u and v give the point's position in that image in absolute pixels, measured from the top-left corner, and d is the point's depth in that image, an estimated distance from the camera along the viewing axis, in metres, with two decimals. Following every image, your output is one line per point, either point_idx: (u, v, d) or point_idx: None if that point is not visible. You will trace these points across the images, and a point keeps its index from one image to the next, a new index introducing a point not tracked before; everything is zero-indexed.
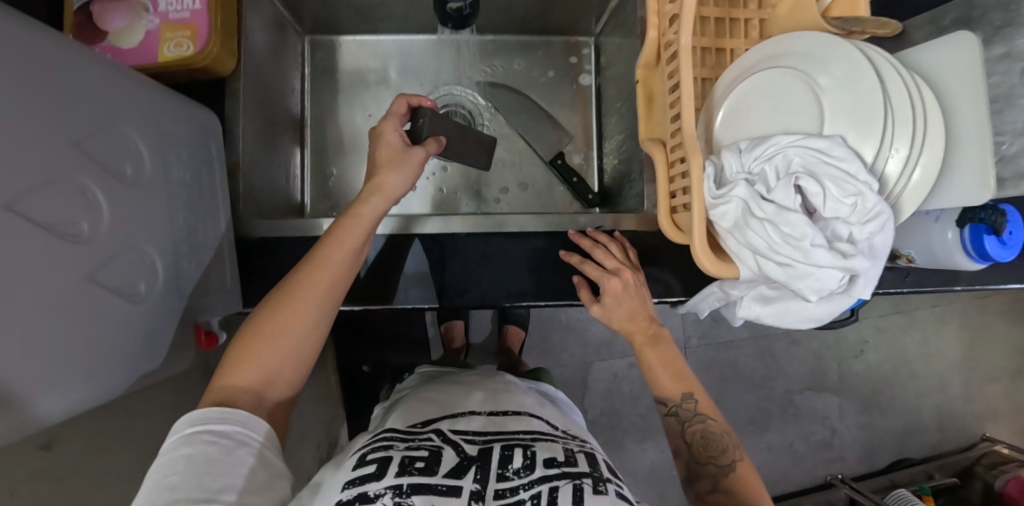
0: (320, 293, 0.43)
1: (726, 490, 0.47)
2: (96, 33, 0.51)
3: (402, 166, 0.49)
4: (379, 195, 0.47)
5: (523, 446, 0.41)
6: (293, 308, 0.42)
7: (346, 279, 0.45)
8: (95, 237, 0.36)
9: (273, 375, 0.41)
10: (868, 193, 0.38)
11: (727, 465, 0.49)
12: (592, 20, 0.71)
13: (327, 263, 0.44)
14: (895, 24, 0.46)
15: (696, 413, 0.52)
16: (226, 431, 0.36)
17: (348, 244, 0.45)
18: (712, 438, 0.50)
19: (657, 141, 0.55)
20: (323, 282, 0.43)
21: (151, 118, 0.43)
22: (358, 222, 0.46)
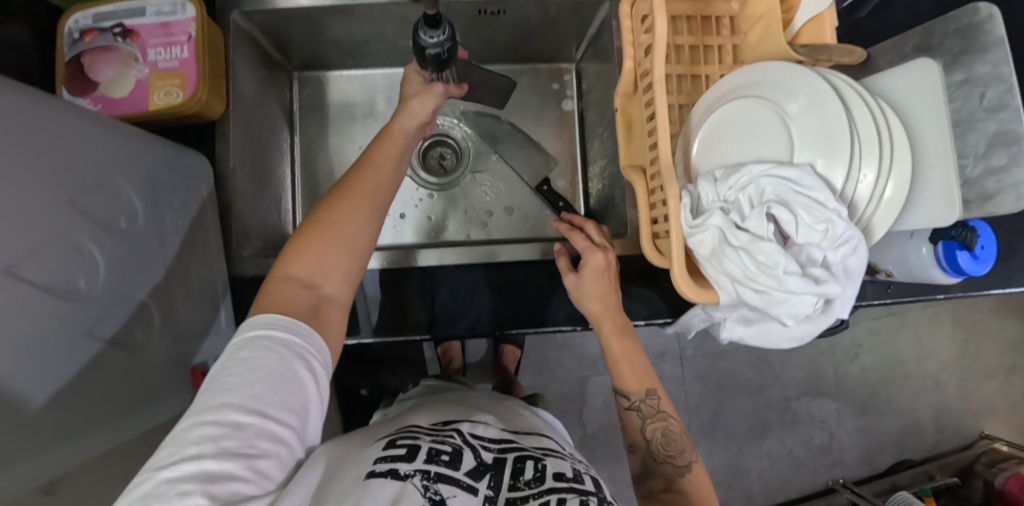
0: (372, 190, 0.43)
1: (678, 489, 0.47)
2: (87, 83, 0.53)
3: (426, 94, 0.51)
4: (408, 113, 0.49)
5: (534, 458, 0.41)
6: (345, 200, 0.41)
7: (394, 181, 0.45)
8: (92, 293, 0.36)
9: (329, 270, 0.40)
10: (837, 220, 0.40)
11: (683, 465, 0.49)
12: (572, 47, 0.72)
13: (374, 164, 0.44)
14: (859, 52, 0.48)
15: (657, 410, 0.52)
16: (281, 336, 0.35)
17: (391, 151, 0.46)
18: (672, 437, 0.50)
19: (638, 167, 0.57)
20: (372, 178, 0.43)
21: (144, 169, 0.44)
22: (394, 135, 0.48)
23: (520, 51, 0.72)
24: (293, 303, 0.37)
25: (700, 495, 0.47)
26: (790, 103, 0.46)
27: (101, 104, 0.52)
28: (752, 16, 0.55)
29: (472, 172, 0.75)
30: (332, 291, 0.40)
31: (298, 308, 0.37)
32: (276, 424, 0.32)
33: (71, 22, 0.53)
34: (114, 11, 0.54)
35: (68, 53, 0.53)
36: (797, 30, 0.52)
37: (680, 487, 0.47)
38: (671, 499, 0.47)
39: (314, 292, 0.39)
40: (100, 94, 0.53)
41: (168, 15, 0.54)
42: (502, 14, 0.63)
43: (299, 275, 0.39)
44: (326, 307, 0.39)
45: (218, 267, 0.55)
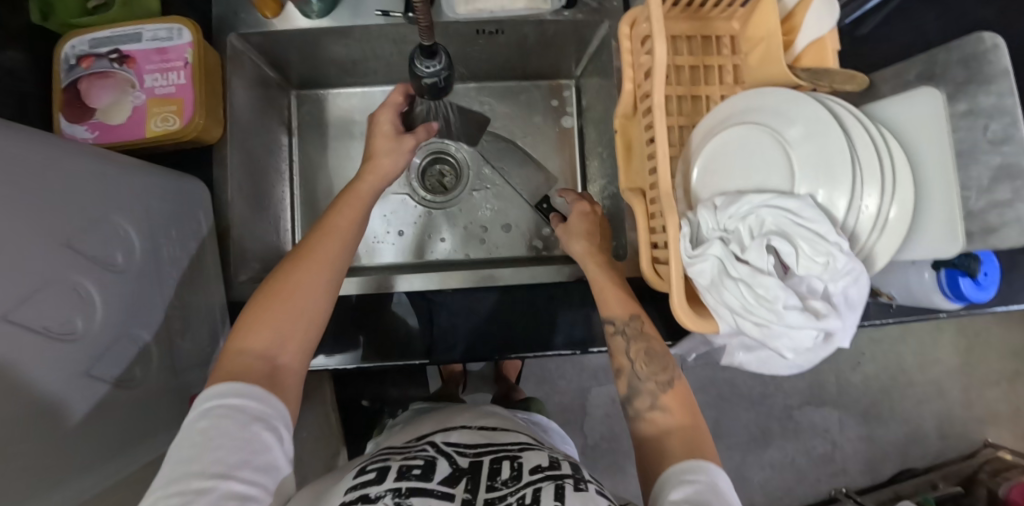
0: (332, 255, 0.43)
1: (663, 406, 0.45)
2: (83, 110, 0.53)
3: (395, 151, 0.52)
4: (373, 172, 0.50)
5: (511, 457, 0.41)
6: (304, 265, 0.42)
7: (353, 246, 0.46)
8: (89, 334, 0.36)
9: (286, 338, 0.39)
10: (838, 254, 0.39)
11: (669, 380, 0.46)
12: (571, 64, 0.72)
13: (335, 229, 0.45)
14: (862, 78, 0.47)
15: (641, 331, 0.49)
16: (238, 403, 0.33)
17: (352, 215, 0.47)
18: (657, 354, 0.47)
19: (638, 190, 0.56)
20: (332, 242, 0.44)
21: (140, 202, 0.44)
22: (357, 195, 0.48)
23: (520, 68, 0.72)
24: (246, 373, 0.36)
25: (687, 411, 0.44)
26: (790, 129, 0.45)
27: (97, 131, 0.52)
28: (752, 37, 0.54)
29: (471, 190, 0.75)
30: (288, 358, 0.39)
31: (254, 376, 0.36)
32: (241, 484, 0.31)
33: (67, 48, 0.53)
34: (111, 36, 0.54)
35: (64, 79, 0.52)
36: (799, 52, 0.51)
37: (665, 403, 0.44)
38: (657, 418, 0.44)
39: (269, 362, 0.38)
40: (97, 120, 0.53)
41: (165, 40, 0.54)
42: (500, 33, 0.63)
43: (253, 346, 0.38)
44: (283, 376, 0.38)
45: (216, 292, 0.54)
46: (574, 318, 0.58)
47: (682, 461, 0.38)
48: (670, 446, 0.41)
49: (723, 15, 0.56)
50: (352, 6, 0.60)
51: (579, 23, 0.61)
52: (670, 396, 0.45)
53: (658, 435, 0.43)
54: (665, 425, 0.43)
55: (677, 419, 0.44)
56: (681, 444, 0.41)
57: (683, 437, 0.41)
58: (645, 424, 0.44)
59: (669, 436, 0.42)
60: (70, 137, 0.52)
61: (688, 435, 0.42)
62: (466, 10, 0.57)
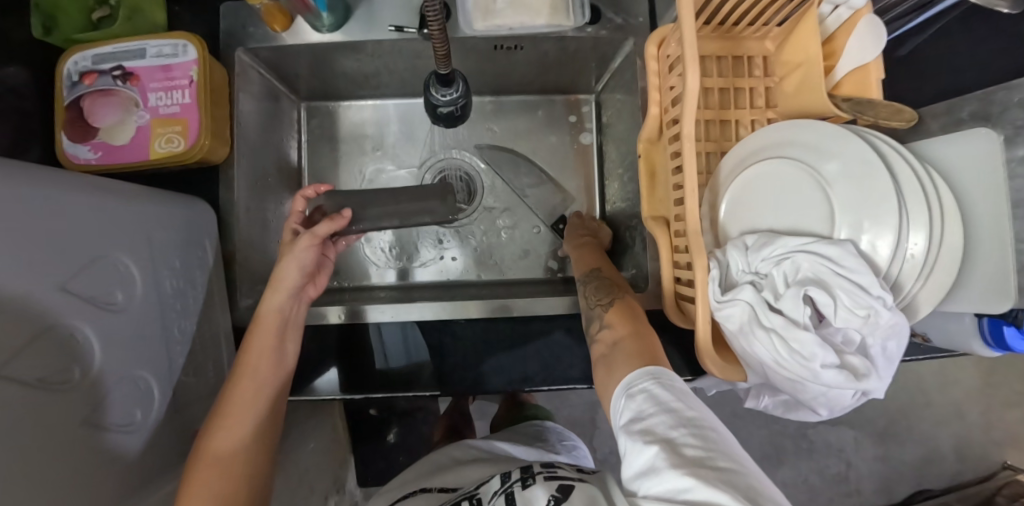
0: (251, 398, 0.45)
1: (610, 324, 0.45)
2: (85, 129, 0.51)
3: (291, 257, 0.50)
4: (276, 290, 0.50)
5: (469, 498, 0.45)
6: (225, 422, 0.43)
7: (273, 376, 0.47)
8: (88, 381, 0.34)
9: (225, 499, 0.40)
10: (881, 309, 0.36)
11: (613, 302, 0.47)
12: (592, 79, 0.69)
13: (247, 369, 0.46)
14: (910, 114, 0.44)
15: (594, 276, 0.53)
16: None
17: (263, 346, 0.48)
18: (604, 285, 0.50)
19: (661, 219, 0.52)
20: (248, 386, 0.45)
21: (141, 234, 0.42)
22: (265, 324, 0.48)
23: (537, 82, 0.69)
24: None
25: (633, 321, 0.44)
26: (827, 166, 0.42)
27: (100, 152, 0.51)
28: (789, 61, 0.50)
29: (486, 208, 0.73)
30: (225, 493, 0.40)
31: None
32: None
33: (69, 64, 0.51)
34: (114, 52, 0.52)
35: (66, 96, 0.51)
36: (839, 79, 0.48)
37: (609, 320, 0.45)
38: (604, 336, 0.44)
39: None
40: (100, 140, 0.51)
41: (169, 57, 0.52)
42: (519, 49, 0.60)
43: None
44: None
45: (222, 320, 0.53)
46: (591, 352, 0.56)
47: (634, 369, 0.37)
48: (616, 358, 0.40)
49: (756, 34, 0.53)
50: (365, 20, 0.57)
51: (602, 40, 0.58)
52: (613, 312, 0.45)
53: (606, 352, 0.42)
54: (612, 338, 0.43)
55: (621, 331, 0.43)
56: (625, 351, 0.40)
57: (628, 344, 0.41)
58: (597, 346, 0.44)
59: (615, 348, 0.41)
60: (74, 158, 0.50)
61: (634, 340, 0.41)
62: (484, 26, 0.52)
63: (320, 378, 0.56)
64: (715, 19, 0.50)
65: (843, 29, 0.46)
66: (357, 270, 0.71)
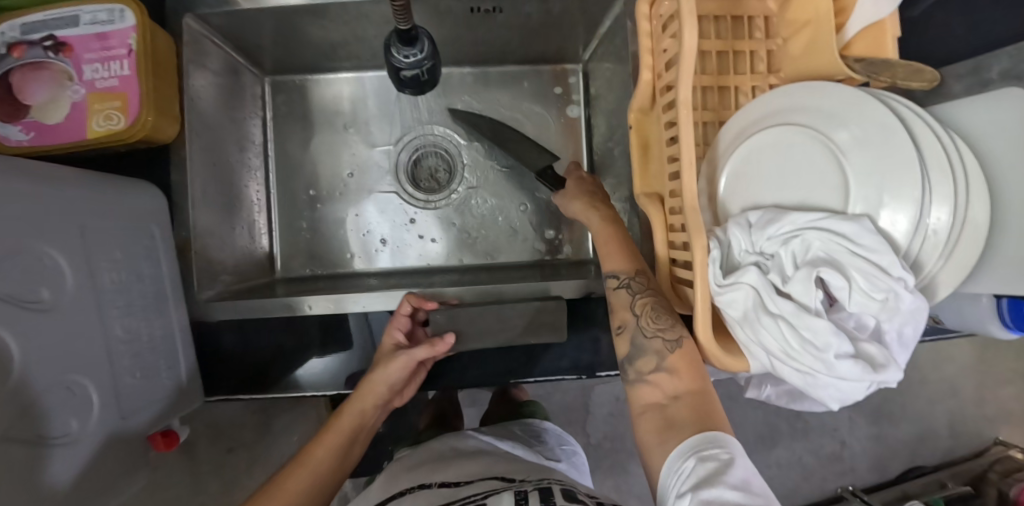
0: (305, 490, 0.41)
1: (670, 368, 0.40)
2: (14, 107, 0.45)
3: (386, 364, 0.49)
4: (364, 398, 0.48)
5: None
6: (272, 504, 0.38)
7: (331, 478, 0.43)
8: (9, 389, 0.30)
9: None
10: (902, 292, 0.32)
11: (678, 339, 0.41)
12: (579, 47, 0.64)
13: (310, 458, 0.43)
14: (932, 74, 0.39)
15: (646, 286, 0.44)
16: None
17: (332, 441, 0.45)
18: (663, 308, 0.42)
19: (655, 195, 0.48)
20: (305, 476, 0.41)
21: (71, 221, 0.37)
22: (342, 420, 0.47)
23: (520, 50, 0.64)
24: None
25: (698, 374, 0.40)
26: (840, 133, 0.38)
27: (33, 132, 0.45)
28: (795, 20, 0.46)
29: (467, 188, 0.69)
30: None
31: None
32: None
33: None
34: (45, 20, 0.47)
35: None
36: (850, 39, 0.43)
37: (673, 365, 0.39)
38: (662, 381, 0.40)
39: None
40: (32, 120, 0.45)
41: (105, 24, 0.46)
42: (498, 11, 0.54)
43: None
44: None
45: (178, 315, 0.48)
46: (581, 342, 0.53)
47: (697, 433, 0.35)
48: (679, 416, 0.37)
49: None
50: None
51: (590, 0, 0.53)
52: (679, 356, 0.39)
53: (663, 403, 0.39)
54: (670, 389, 0.39)
55: (685, 383, 0.39)
56: (689, 414, 0.37)
57: (693, 405, 0.38)
58: (647, 388, 0.41)
59: (676, 404, 0.38)
60: (3, 139, 0.45)
61: (698, 405, 0.37)
62: None
63: (301, 369, 0.52)
64: None
65: None
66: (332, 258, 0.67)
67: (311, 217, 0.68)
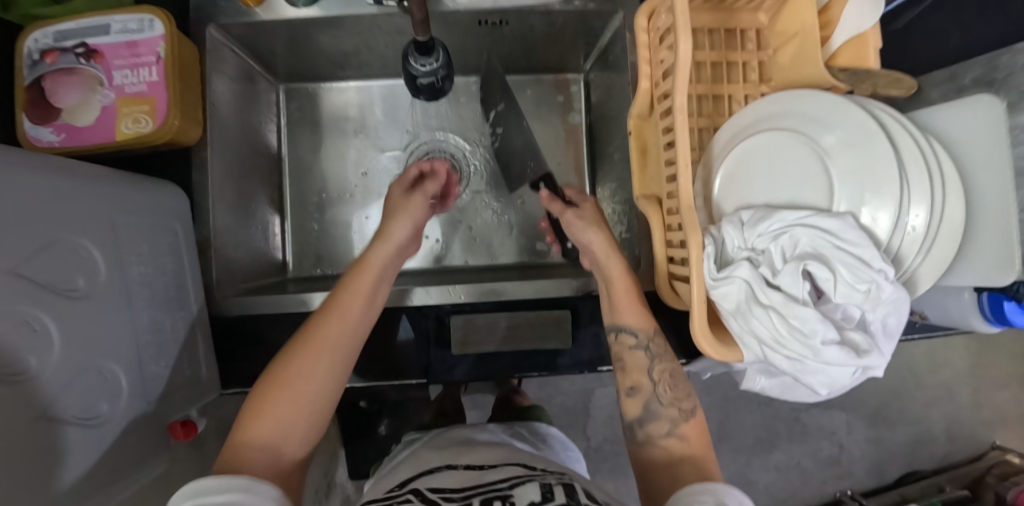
0: (339, 338, 0.40)
1: (681, 434, 0.43)
2: (47, 110, 0.48)
3: (405, 214, 0.49)
4: (367, 272, 0.44)
5: (500, 497, 0.35)
6: (305, 357, 0.39)
7: (364, 320, 0.43)
8: (45, 369, 0.32)
9: (285, 433, 0.36)
10: (883, 282, 0.35)
11: (691, 410, 0.45)
12: (580, 57, 0.67)
13: (341, 308, 0.42)
14: (909, 80, 0.44)
15: (664, 350, 0.47)
16: (225, 501, 0.28)
17: (366, 284, 0.44)
18: (682, 379, 0.45)
19: (652, 197, 0.50)
20: (337, 328, 0.41)
21: (103, 217, 0.39)
22: (370, 269, 0.45)
23: (525, 60, 0.67)
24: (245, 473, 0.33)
25: (703, 446, 0.43)
26: (826, 136, 0.41)
27: (64, 134, 0.48)
28: (784, 32, 0.49)
29: (473, 192, 0.71)
30: (294, 454, 0.37)
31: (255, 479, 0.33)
32: None
33: (30, 42, 0.48)
34: (77, 28, 0.50)
35: (28, 76, 0.48)
36: (836, 49, 0.46)
37: (685, 431, 0.43)
38: (672, 446, 0.42)
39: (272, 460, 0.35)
40: (63, 122, 0.48)
41: (135, 33, 0.49)
42: (504, 24, 0.58)
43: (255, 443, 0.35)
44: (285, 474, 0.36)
45: (197, 309, 0.50)
46: (583, 338, 0.56)
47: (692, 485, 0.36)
48: (685, 472, 0.40)
49: (749, 6, 0.51)
50: None
51: (590, 13, 0.56)
52: (692, 425, 0.43)
53: (671, 462, 0.41)
54: (678, 452, 0.42)
55: (694, 450, 0.42)
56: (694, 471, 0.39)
57: (698, 467, 0.40)
58: (657, 450, 0.43)
59: (684, 464, 0.41)
60: (36, 141, 0.47)
61: (701, 467, 0.40)
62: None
63: None
64: None
65: None
66: (340, 259, 0.70)
67: (322, 218, 0.70)
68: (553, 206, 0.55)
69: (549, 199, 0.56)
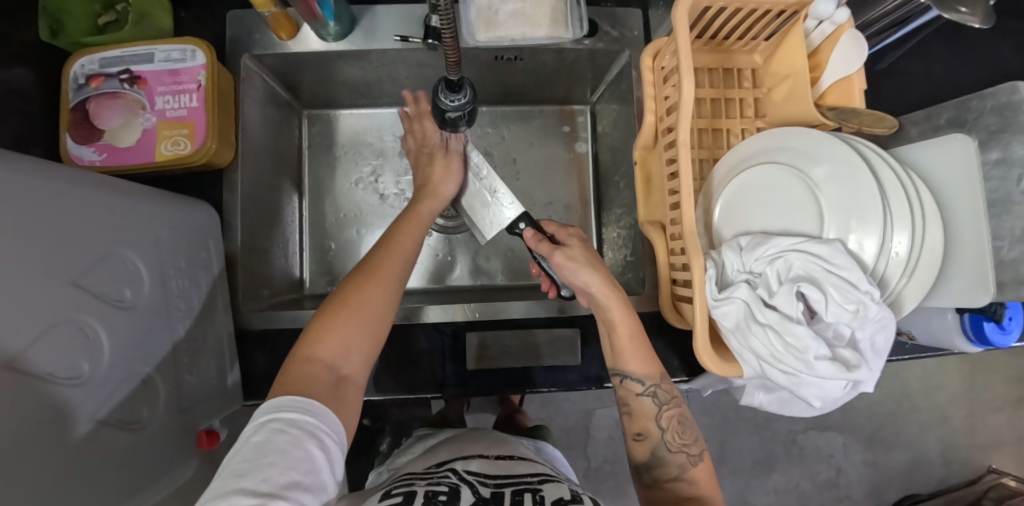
0: (395, 274, 0.46)
1: (689, 478, 0.47)
2: (91, 131, 0.51)
3: (449, 175, 0.59)
4: (414, 219, 0.54)
5: (532, 490, 0.38)
6: (372, 281, 0.44)
7: (412, 263, 0.49)
8: (97, 374, 0.34)
9: (349, 347, 0.40)
10: (869, 303, 0.38)
11: (698, 453, 0.48)
12: (587, 91, 0.72)
13: (398, 248, 0.48)
14: (891, 121, 0.47)
15: (670, 396, 0.49)
16: (296, 417, 0.34)
17: (412, 232, 0.52)
18: (689, 426, 0.48)
19: (657, 223, 0.54)
20: (395, 263, 0.47)
21: (150, 233, 0.42)
22: (418, 218, 0.54)
23: (535, 93, 0.72)
24: (313, 384, 0.37)
25: (709, 485, 0.47)
26: (815, 169, 0.45)
27: (105, 153, 0.51)
28: (777, 73, 0.53)
29: None
30: (354, 374, 0.40)
31: (320, 387, 0.37)
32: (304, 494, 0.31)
33: (76, 67, 0.52)
34: (122, 55, 0.53)
35: (72, 99, 0.51)
36: (825, 89, 0.50)
37: (694, 477, 0.46)
38: (680, 488, 0.46)
39: (334, 373, 0.39)
40: (105, 142, 0.51)
41: (177, 62, 0.53)
42: (519, 60, 0.62)
43: (321, 356, 0.39)
44: (346, 390, 0.39)
45: (225, 323, 0.53)
46: (591, 356, 0.58)
47: None
48: None
49: (745, 48, 0.55)
50: (368, 29, 0.60)
51: (599, 52, 0.61)
52: (701, 469, 0.47)
53: (680, 503, 0.45)
54: (687, 494, 0.46)
55: (702, 491, 0.46)
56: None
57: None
58: (665, 493, 0.46)
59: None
60: (78, 159, 0.50)
61: None
62: (486, 37, 0.54)
63: None
64: (706, 33, 0.53)
65: (828, 42, 0.48)
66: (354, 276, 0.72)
67: (338, 238, 0.73)
68: (541, 247, 0.52)
69: (536, 240, 0.54)
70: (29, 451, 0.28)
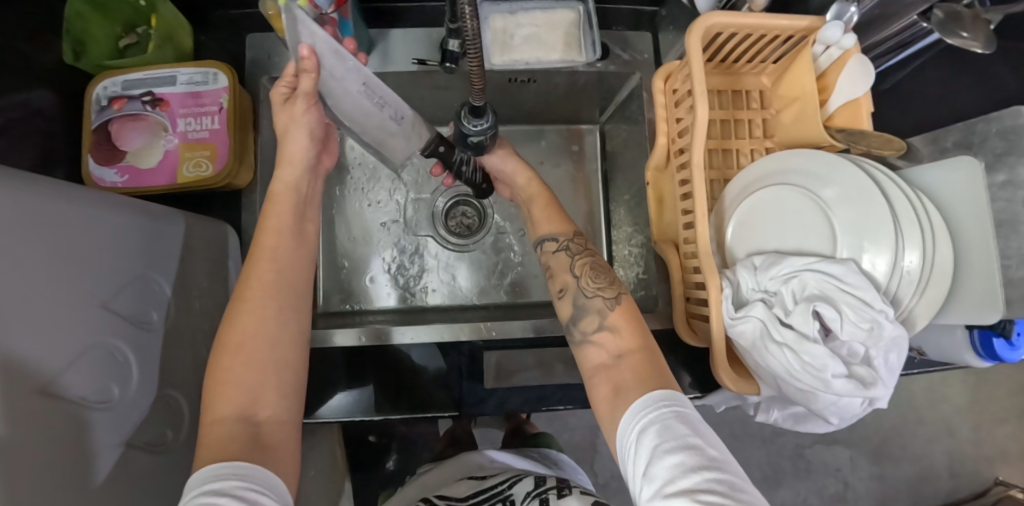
0: (268, 285, 0.41)
1: (611, 326, 0.45)
2: (113, 153, 0.52)
3: (293, 122, 0.47)
4: (279, 204, 0.46)
5: (502, 498, 0.46)
6: (246, 309, 0.39)
7: (298, 263, 0.44)
8: (126, 396, 0.35)
9: (256, 391, 0.37)
10: (884, 322, 0.39)
11: (616, 296, 0.47)
12: (596, 111, 0.73)
13: (264, 250, 0.42)
14: (898, 143, 0.48)
15: (583, 248, 0.52)
16: (223, 484, 0.29)
17: (277, 225, 0.44)
18: (602, 269, 0.49)
19: (670, 242, 0.55)
20: (264, 272, 0.41)
21: (175, 255, 0.43)
22: (285, 197, 0.46)
23: (545, 113, 0.73)
24: (225, 443, 0.33)
25: (640, 331, 0.44)
26: (826, 191, 0.46)
27: (127, 175, 0.52)
28: (784, 96, 0.55)
29: (496, 233, 0.76)
30: (271, 416, 0.37)
31: (234, 441, 0.33)
32: None
33: (99, 89, 0.52)
34: (144, 78, 0.54)
35: (94, 120, 0.52)
36: (832, 112, 0.51)
37: (613, 323, 0.45)
38: (604, 338, 0.45)
39: (250, 423, 0.36)
40: (127, 164, 0.52)
41: (199, 84, 0.54)
42: (532, 81, 0.64)
43: (227, 413, 0.36)
44: (267, 432, 0.36)
45: None
46: None
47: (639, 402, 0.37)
48: (620, 375, 0.41)
49: (753, 71, 0.57)
50: (383, 53, 0.61)
51: (608, 74, 0.63)
52: (618, 313, 0.45)
53: (607, 362, 0.43)
54: (614, 349, 0.43)
55: (626, 342, 0.43)
56: (632, 370, 0.40)
57: (633, 361, 0.41)
58: (593, 349, 0.45)
59: (619, 361, 0.42)
60: (99, 181, 0.51)
61: (635, 355, 0.42)
62: (501, 60, 0.56)
63: (323, 408, 0.54)
64: (716, 57, 0.54)
65: (835, 66, 0.49)
66: (366, 294, 0.73)
67: (352, 256, 0.74)
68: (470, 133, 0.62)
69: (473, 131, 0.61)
70: (63, 475, 0.28)
